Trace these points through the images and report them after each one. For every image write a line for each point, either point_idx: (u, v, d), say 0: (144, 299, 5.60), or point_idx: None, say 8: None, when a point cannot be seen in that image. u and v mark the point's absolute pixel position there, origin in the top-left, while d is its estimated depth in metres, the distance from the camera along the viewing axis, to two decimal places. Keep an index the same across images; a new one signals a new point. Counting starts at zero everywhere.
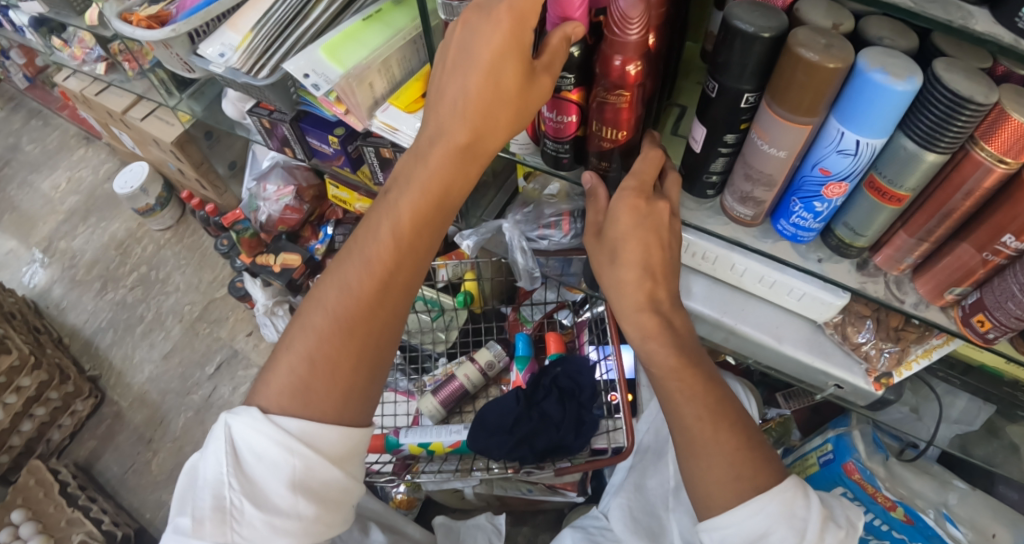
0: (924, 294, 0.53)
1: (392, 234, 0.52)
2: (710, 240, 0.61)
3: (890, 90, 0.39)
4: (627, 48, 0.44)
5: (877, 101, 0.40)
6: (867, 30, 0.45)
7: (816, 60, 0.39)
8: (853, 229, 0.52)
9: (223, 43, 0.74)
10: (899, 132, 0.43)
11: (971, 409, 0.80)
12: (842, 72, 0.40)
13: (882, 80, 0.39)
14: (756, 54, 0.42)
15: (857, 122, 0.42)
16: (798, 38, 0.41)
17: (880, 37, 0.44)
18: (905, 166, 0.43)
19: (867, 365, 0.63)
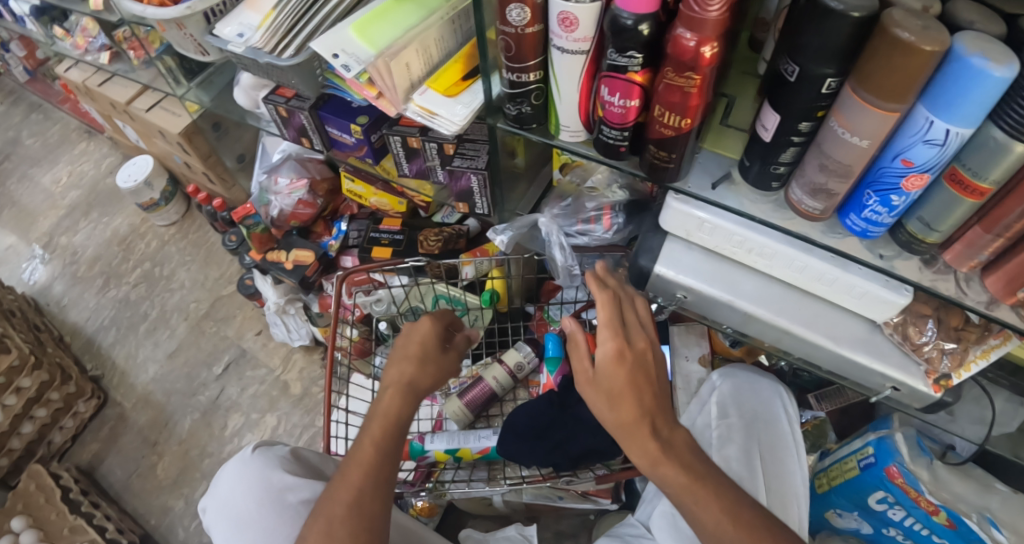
0: (991, 290, 0.50)
1: (369, 444, 0.57)
2: (768, 235, 0.57)
3: (988, 76, 0.36)
4: (704, 27, 0.40)
5: (978, 87, 0.37)
6: (956, 14, 0.41)
7: (913, 43, 0.36)
8: (926, 224, 0.49)
9: (242, 23, 0.71)
10: (991, 122, 0.39)
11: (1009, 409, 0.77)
12: (938, 56, 0.37)
13: (980, 66, 0.36)
14: (843, 34, 0.39)
15: (950, 110, 0.39)
16: (892, 18, 0.37)
17: (971, 21, 0.40)
18: (991, 158, 0.40)
19: (926, 367, 0.61)
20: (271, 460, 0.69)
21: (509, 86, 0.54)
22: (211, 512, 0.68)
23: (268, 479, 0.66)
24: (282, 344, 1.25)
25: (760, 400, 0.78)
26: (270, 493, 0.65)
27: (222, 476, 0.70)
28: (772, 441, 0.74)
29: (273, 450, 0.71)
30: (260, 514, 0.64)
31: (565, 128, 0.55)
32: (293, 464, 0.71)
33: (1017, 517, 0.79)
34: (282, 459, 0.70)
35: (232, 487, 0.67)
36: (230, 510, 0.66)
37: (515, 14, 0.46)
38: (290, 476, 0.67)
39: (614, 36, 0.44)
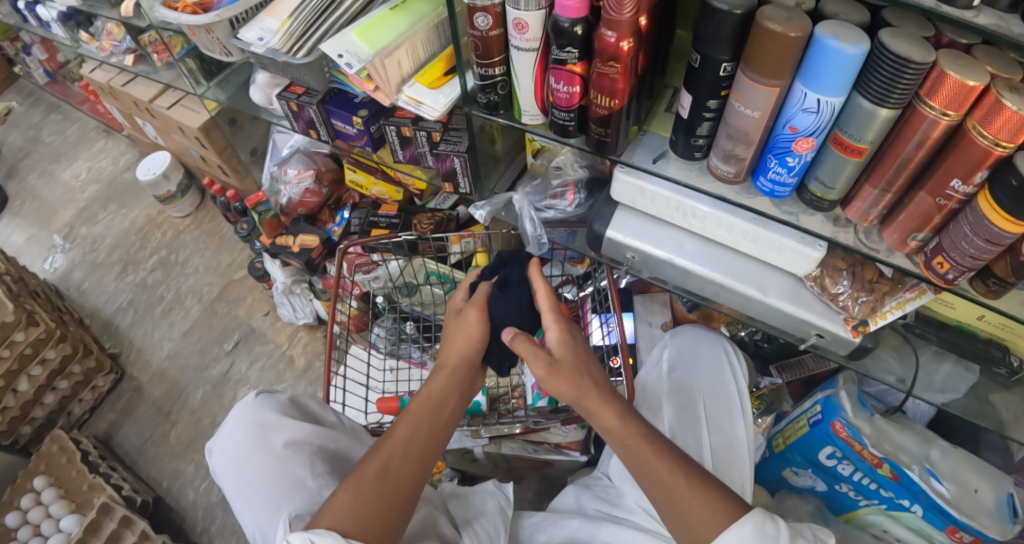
0: (891, 243, 0.60)
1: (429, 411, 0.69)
2: (698, 199, 0.66)
3: (843, 53, 0.45)
4: (620, 26, 0.50)
5: (833, 64, 0.46)
6: (826, 7, 0.49)
7: (780, 31, 0.46)
8: (824, 183, 0.58)
9: (262, 29, 0.83)
10: (856, 92, 0.49)
11: (952, 376, 0.84)
12: (802, 40, 0.47)
13: (834, 45, 0.45)
14: (732, 27, 0.49)
15: (817, 82, 0.48)
16: (764, 13, 0.47)
17: (835, 13, 0.49)
18: (863, 122, 0.50)
19: (845, 315, 0.70)
20: (273, 410, 0.78)
21: (479, 79, 0.65)
22: (220, 448, 0.77)
23: (264, 421, 0.76)
24: (289, 323, 1.35)
25: (707, 353, 0.84)
26: (273, 438, 0.75)
27: (230, 421, 0.78)
28: (716, 389, 0.81)
29: (275, 400, 0.80)
30: (264, 455, 0.73)
31: (526, 112, 0.66)
32: (293, 415, 0.80)
33: (954, 466, 0.89)
34: (283, 409, 0.79)
35: (240, 429, 0.76)
36: (236, 449, 0.75)
37: (481, 21, 0.58)
38: (290, 424, 0.76)
39: (556, 36, 0.55)
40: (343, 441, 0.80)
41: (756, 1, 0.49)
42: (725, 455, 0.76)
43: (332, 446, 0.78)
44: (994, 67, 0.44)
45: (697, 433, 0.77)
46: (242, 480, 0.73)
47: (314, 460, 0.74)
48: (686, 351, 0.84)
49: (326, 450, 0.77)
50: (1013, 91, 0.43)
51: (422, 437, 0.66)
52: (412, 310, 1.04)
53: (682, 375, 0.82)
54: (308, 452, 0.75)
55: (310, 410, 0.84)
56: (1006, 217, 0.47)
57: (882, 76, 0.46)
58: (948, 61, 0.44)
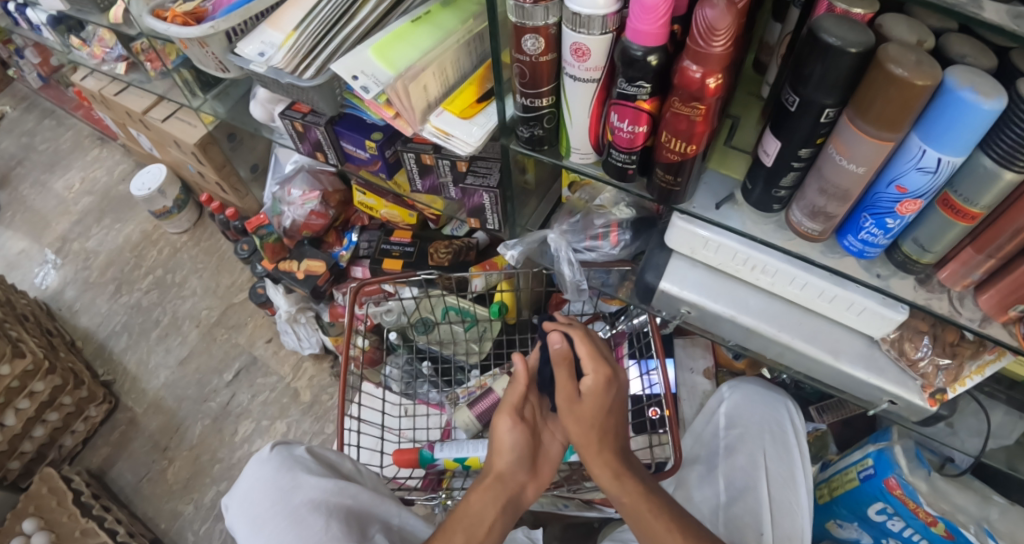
0: (986, 308, 0.54)
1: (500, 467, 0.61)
2: (771, 254, 0.60)
3: (979, 109, 0.39)
4: (709, 61, 0.43)
5: (963, 120, 0.40)
6: (949, 47, 0.44)
7: (906, 77, 0.39)
8: (921, 245, 0.52)
9: (264, 42, 0.75)
10: (979, 151, 0.43)
11: (1007, 422, 0.79)
12: (930, 90, 0.40)
13: (971, 99, 0.39)
14: (843, 68, 0.42)
15: (940, 140, 0.42)
16: (887, 53, 0.40)
17: (963, 55, 0.43)
18: (982, 186, 0.44)
19: (923, 381, 0.63)
20: (289, 461, 0.67)
21: (522, 110, 0.57)
22: (229, 510, 0.65)
23: (286, 476, 0.64)
24: (293, 352, 1.27)
25: (768, 413, 0.78)
26: (284, 491, 0.62)
27: (244, 477, 0.67)
28: (779, 452, 0.74)
29: (294, 451, 0.69)
30: (275, 511, 0.61)
31: (575, 150, 0.58)
32: (313, 466, 0.67)
33: (1014, 526, 0.80)
34: (301, 460, 0.67)
35: (252, 483, 0.65)
36: (246, 506, 0.63)
37: (530, 44, 0.49)
38: (307, 477, 0.64)
39: (625, 67, 0.46)
40: (365, 498, 0.66)
41: (873, 38, 0.42)
42: (784, 527, 0.68)
43: (352, 501, 0.64)
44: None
45: (756, 499, 0.69)
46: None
47: (328, 516, 0.60)
48: (744, 408, 0.78)
49: (344, 505, 0.63)
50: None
51: (491, 509, 0.58)
52: (430, 348, 0.96)
53: (742, 437, 0.76)
54: (320, 508, 0.61)
55: (332, 463, 0.71)
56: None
57: (1017, 137, 0.40)
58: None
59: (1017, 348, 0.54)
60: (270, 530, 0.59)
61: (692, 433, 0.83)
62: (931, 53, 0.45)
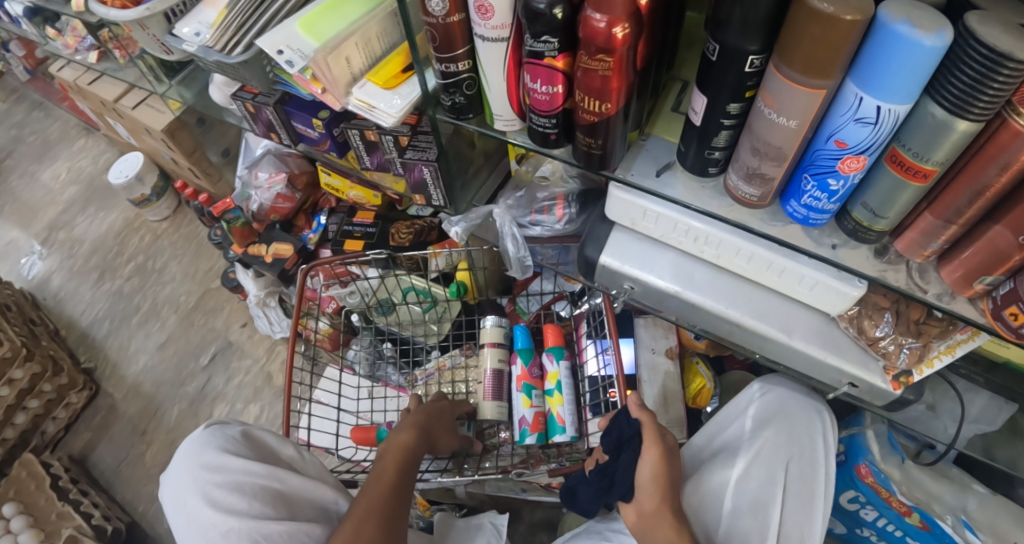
0: (951, 284, 0.49)
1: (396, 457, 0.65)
2: (713, 224, 0.56)
3: (918, 45, 0.35)
4: (613, 7, 0.40)
5: (902, 58, 0.36)
6: None
7: (832, 13, 0.35)
8: (872, 210, 0.48)
9: (200, 22, 0.73)
10: (927, 98, 0.39)
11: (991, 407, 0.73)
12: (862, 25, 0.36)
13: (907, 33, 0.35)
14: (763, 8, 0.38)
15: (878, 86, 0.38)
16: None
17: None
18: (932, 138, 0.40)
19: (886, 362, 0.59)
20: (211, 439, 0.64)
21: (441, 77, 0.55)
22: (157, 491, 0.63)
23: (205, 459, 0.61)
24: (267, 335, 1.27)
25: (800, 424, 0.73)
26: (206, 472, 0.60)
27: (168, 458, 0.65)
28: (802, 464, 0.70)
29: (222, 430, 0.67)
30: (193, 490, 0.59)
31: (499, 117, 0.56)
32: (241, 448, 0.65)
33: (995, 518, 0.77)
34: (227, 440, 0.65)
35: (174, 462, 0.63)
36: (167, 487, 0.62)
37: (435, 4, 0.48)
38: (232, 457, 0.62)
39: (530, 22, 0.44)
40: (295, 481, 0.64)
41: None
42: None
43: (281, 485, 0.62)
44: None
45: (766, 514, 0.66)
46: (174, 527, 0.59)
47: (250, 498, 0.58)
48: (775, 413, 0.73)
49: (272, 490, 0.61)
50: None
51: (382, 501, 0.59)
52: (389, 329, 0.95)
53: (766, 441, 0.71)
54: (243, 488, 0.59)
55: (267, 447, 0.69)
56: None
57: (966, 76, 0.36)
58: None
59: (985, 326, 0.49)
60: (188, 509, 0.58)
61: (710, 427, 0.80)
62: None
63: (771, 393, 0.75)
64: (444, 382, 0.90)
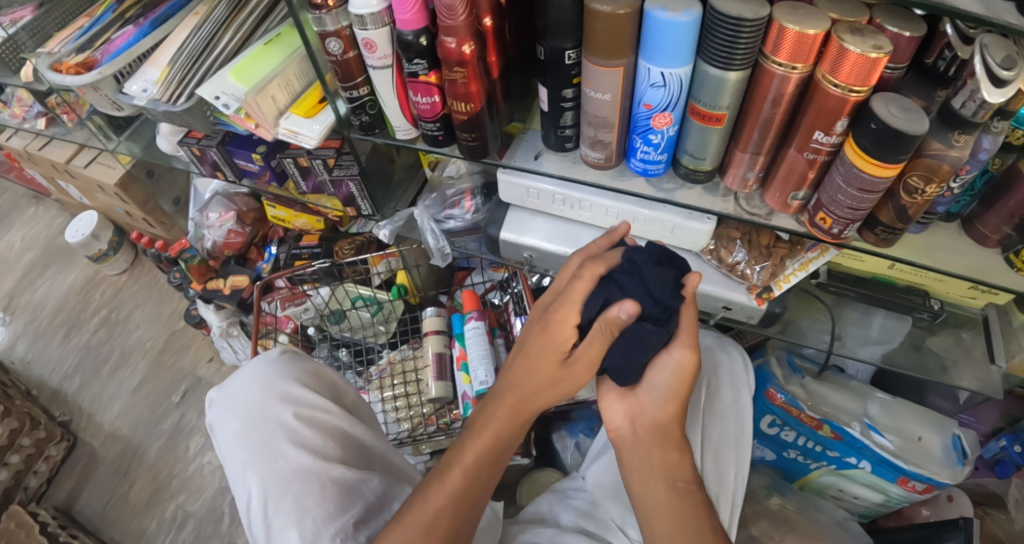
0: (774, 205, 0.63)
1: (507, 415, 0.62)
2: (581, 189, 0.69)
3: (676, 24, 0.48)
4: (458, 31, 0.53)
5: (670, 33, 0.49)
6: None
7: (609, 11, 0.48)
8: (694, 155, 0.61)
9: (146, 80, 0.83)
10: (700, 60, 0.52)
11: (888, 327, 0.95)
12: (633, 16, 0.49)
13: (664, 16, 0.48)
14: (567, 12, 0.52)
15: (660, 60, 0.51)
16: None
17: None
18: (715, 90, 0.53)
19: (748, 284, 0.72)
20: (290, 373, 0.74)
21: (348, 101, 0.67)
22: (224, 405, 0.72)
23: (280, 389, 0.71)
24: (234, 366, 1.35)
25: (720, 361, 0.80)
26: (280, 399, 0.70)
27: (242, 374, 0.75)
28: (720, 389, 0.78)
29: (299, 365, 0.76)
30: (269, 417, 0.68)
31: (397, 128, 0.69)
32: (313, 388, 0.75)
33: (895, 419, 0.96)
34: (303, 377, 0.75)
35: (253, 383, 0.72)
36: (244, 403, 0.70)
37: (333, 46, 0.60)
38: (304, 393, 0.72)
39: (403, 50, 0.57)
40: (360, 430, 0.74)
41: None
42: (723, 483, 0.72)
43: (347, 428, 0.73)
44: (836, 13, 0.47)
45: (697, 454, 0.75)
46: (235, 441, 0.67)
47: (324, 436, 0.68)
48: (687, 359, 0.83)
49: (339, 430, 0.71)
50: (854, 34, 0.45)
51: (475, 488, 0.61)
52: (342, 335, 1.07)
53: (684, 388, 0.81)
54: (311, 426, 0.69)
55: (332, 386, 0.79)
56: (872, 161, 0.50)
57: (720, 39, 0.49)
58: (784, 14, 0.47)
59: (806, 234, 0.63)
60: (261, 432, 0.67)
61: None
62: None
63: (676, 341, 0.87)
64: (396, 375, 0.99)
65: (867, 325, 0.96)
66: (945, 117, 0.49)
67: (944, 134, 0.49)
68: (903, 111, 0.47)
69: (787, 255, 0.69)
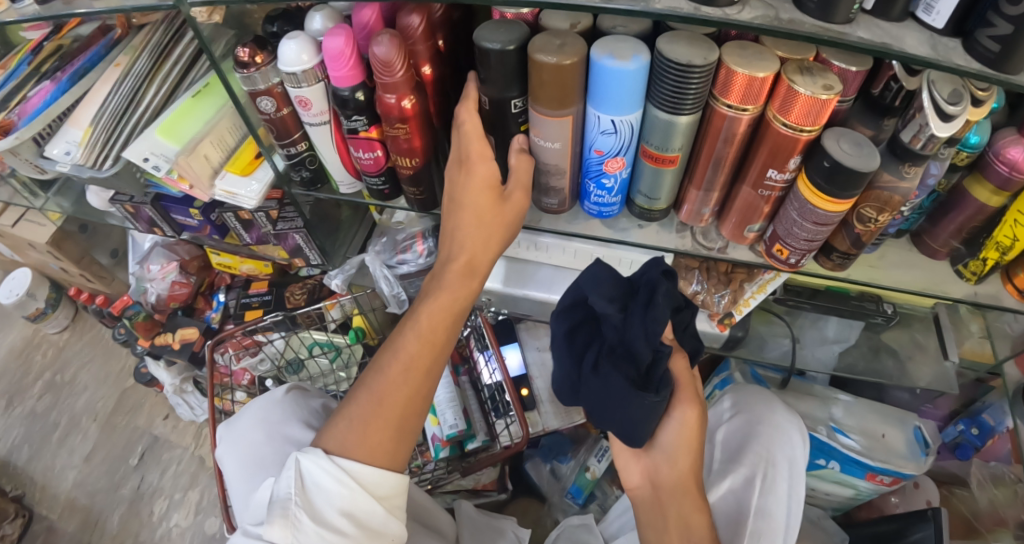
0: (730, 236, 0.65)
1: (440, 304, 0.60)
2: (542, 235, 0.73)
3: (624, 72, 0.47)
4: (398, 88, 0.50)
5: (617, 81, 0.48)
6: (602, 23, 0.52)
7: (555, 61, 0.47)
8: (648, 196, 0.62)
9: (68, 141, 0.77)
10: (651, 104, 0.52)
11: (842, 328, 1.00)
12: (580, 65, 0.48)
13: (611, 64, 0.47)
14: (510, 62, 0.49)
15: (611, 107, 0.50)
16: (535, 44, 0.48)
17: (614, 26, 0.51)
18: (665, 133, 0.53)
19: (711, 311, 0.77)
20: (299, 409, 0.75)
21: (286, 158, 0.65)
22: (231, 444, 0.74)
23: (281, 430, 0.71)
24: (193, 421, 1.30)
25: (777, 447, 0.75)
26: (279, 434, 0.71)
27: (249, 412, 0.76)
28: (774, 489, 0.73)
29: (308, 402, 0.77)
30: (269, 455, 0.69)
31: (342, 182, 0.67)
32: (321, 422, 0.76)
33: (859, 419, 1.00)
34: (312, 413, 0.76)
35: (257, 421, 0.73)
36: (248, 443, 0.72)
37: (266, 104, 0.57)
38: (300, 428, 0.72)
39: (341, 106, 0.54)
40: None
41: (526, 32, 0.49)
42: None
43: None
44: (783, 50, 0.49)
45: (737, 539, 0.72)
46: (240, 478, 0.70)
47: None
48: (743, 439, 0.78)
49: None
50: (803, 75, 0.47)
51: (430, 354, 0.60)
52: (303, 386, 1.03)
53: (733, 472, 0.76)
54: None
55: None
56: (826, 198, 0.52)
57: (668, 84, 0.49)
58: (733, 56, 0.47)
59: (765, 263, 0.66)
60: (262, 473, 0.69)
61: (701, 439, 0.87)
62: (591, 33, 0.53)
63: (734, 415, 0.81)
64: None
65: (822, 327, 1.02)
66: (895, 149, 0.52)
67: (894, 166, 0.52)
68: (855, 146, 0.49)
69: (745, 279, 0.73)
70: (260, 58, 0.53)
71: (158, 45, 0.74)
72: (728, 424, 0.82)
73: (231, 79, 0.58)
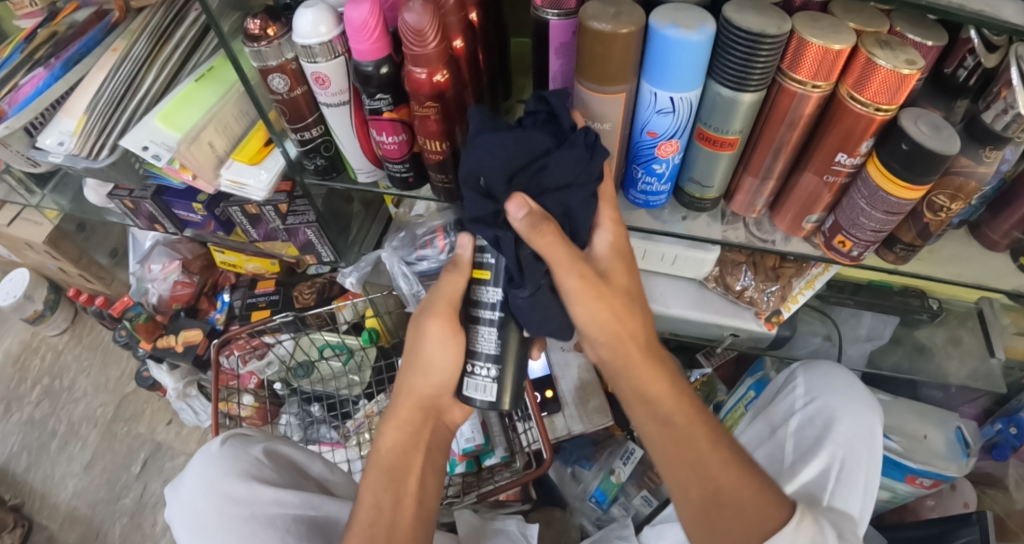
0: (787, 229, 0.59)
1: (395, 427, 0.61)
2: None
3: (687, 42, 0.41)
4: (429, 61, 0.44)
5: (677, 54, 0.42)
6: None
7: (610, 29, 0.41)
8: (700, 183, 0.57)
9: (61, 131, 0.72)
10: (712, 80, 0.46)
11: (876, 323, 0.92)
12: (638, 35, 0.42)
13: (675, 34, 0.41)
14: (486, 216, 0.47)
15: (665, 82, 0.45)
16: (587, 12, 0.42)
17: None
18: (726, 113, 0.48)
19: (756, 309, 0.72)
20: (241, 461, 0.64)
21: (299, 145, 0.59)
22: (173, 519, 0.63)
23: (230, 490, 0.61)
24: (196, 427, 1.25)
25: (858, 434, 0.68)
26: (228, 501, 0.61)
27: (187, 472, 0.65)
28: (852, 482, 0.65)
29: (249, 452, 0.66)
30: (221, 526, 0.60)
31: (360, 170, 0.61)
32: (270, 471, 0.66)
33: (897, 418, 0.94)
34: (256, 465, 0.65)
35: (197, 487, 0.62)
36: (190, 514, 0.61)
37: (277, 82, 0.51)
38: (252, 487, 0.62)
39: (363, 84, 0.48)
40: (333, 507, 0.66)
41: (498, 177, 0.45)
42: None
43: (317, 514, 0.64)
44: (856, 23, 0.43)
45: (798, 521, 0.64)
46: None
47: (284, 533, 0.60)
48: (824, 423, 0.70)
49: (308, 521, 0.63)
50: (883, 48, 0.41)
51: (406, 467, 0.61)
52: (314, 390, 0.97)
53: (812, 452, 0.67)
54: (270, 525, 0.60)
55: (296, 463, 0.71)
56: (902, 185, 0.46)
57: (734, 59, 0.43)
58: (806, 26, 0.41)
59: (822, 257, 0.60)
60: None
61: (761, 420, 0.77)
62: None
63: (811, 393, 0.74)
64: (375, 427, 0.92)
65: (855, 325, 0.94)
66: (974, 132, 0.46)
67: (973, 150, 0.46)
68: (934, 129, 0.43)
69: (793, 275, 0.67)
70: (272, 30, 0.48)
71: (158, 26, 0.69)
72: (801, 414, 0.72)
73: (242, 64, 0.53)
